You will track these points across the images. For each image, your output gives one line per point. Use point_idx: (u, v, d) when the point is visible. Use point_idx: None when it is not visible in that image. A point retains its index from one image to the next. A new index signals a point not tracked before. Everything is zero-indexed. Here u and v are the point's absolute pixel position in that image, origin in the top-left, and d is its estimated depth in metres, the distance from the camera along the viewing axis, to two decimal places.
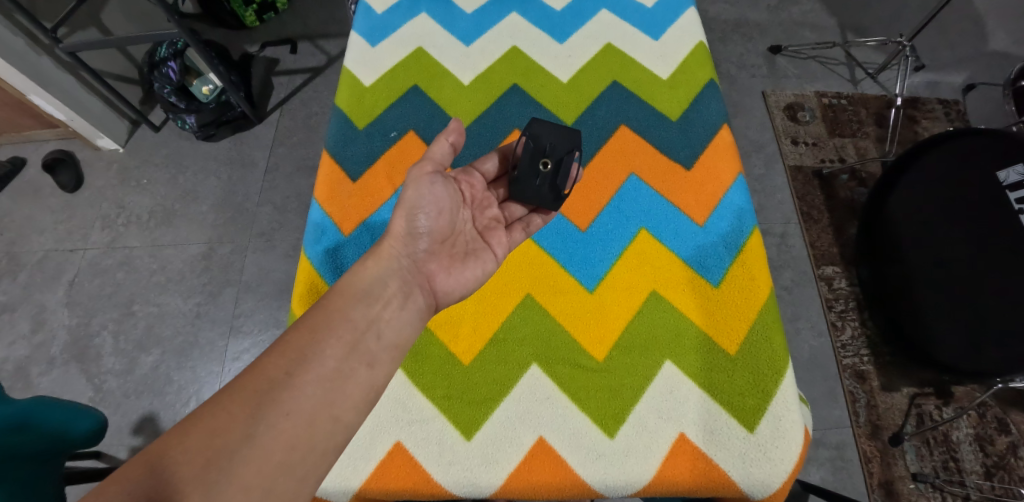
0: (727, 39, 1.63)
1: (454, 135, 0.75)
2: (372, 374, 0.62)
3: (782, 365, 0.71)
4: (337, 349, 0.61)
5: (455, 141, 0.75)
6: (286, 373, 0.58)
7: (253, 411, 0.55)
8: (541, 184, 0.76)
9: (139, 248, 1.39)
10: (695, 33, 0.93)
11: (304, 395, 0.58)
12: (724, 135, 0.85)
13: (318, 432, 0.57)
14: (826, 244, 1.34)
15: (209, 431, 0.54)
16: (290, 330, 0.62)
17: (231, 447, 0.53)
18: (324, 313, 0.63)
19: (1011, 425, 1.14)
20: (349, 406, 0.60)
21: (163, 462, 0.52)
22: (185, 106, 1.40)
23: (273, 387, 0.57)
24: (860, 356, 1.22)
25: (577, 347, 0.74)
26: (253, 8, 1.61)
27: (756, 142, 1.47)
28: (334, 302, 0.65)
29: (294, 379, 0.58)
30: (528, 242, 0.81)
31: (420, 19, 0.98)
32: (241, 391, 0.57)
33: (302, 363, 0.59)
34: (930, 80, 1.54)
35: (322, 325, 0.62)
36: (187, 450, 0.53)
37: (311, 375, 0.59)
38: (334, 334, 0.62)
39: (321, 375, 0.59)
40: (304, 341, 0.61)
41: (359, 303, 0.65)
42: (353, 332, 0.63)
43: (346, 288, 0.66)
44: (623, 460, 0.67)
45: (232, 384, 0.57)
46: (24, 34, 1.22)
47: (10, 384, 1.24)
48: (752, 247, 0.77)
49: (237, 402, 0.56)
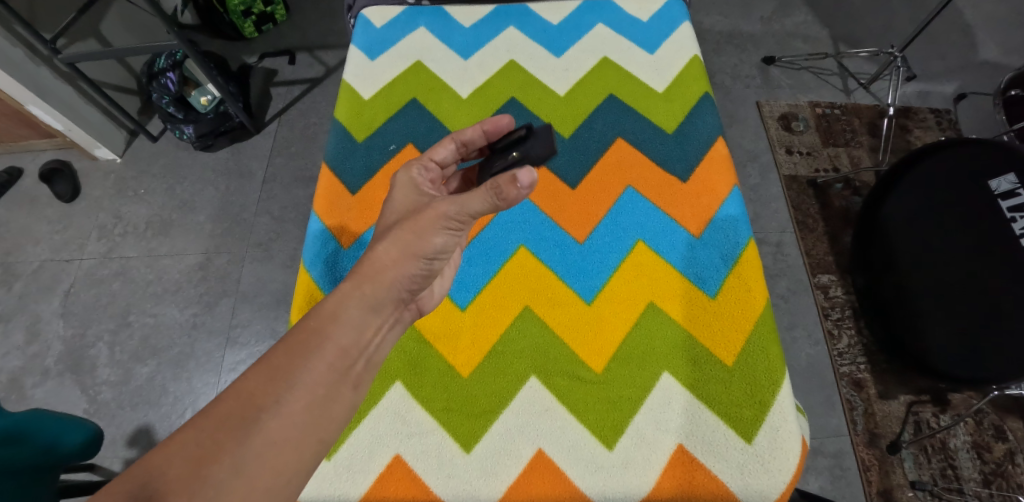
0: (721, 50, 1.66)
1: (505, 189, 0.61)
2: (357, 395, 0.58)
3: (779, 376, 0.71)
4: (324, 374, 0.55)
5: (501, 191, 0.61)
6: (278, 403, 0.53)
7: (240, 440, 0.51)
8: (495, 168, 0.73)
9: (135, 258, 1.39)
10: (689, 47, 0.94)
11: (297, 422, 0.53)
12: (719, 148, 0.86)
13: (305, 456, 0.53)
14: (821, 253, 1.35)
15: (195, 461, 0.49)
16: (277, 346, 0.56)
17: (219, 477, 0.49)
18: (310, 325, 0.57)
19: (1008, 432, 1.15)
20: (334, 430, 0.56)
21: (153, 490, 0.48)
22: (182, 117, 1.42)
23: (266, 414, 0.52)
24: (856, 363, 1.23)
25: (576, 359, 0.74)
26: (253, 19, 1.62)
27: (751, 152, 1.49)
28: (319, 319, 0.57)
29: (289, 407, 0.53)
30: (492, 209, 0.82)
31: (419, 33, 0.99)
32: (228, 416, 0.52)
33: (296, 391, 0.53)
34: (921, 89, 1.56)
35: (305, 344, 0.56)
36: (176, 482, 0.48)
37: (303, 401, 0.53)
38: (319, 357, 0.56)
39: (310, 400, 0.54)
40: (283, 356, 0.55)
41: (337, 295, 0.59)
42: (344, 353, 0.57)
43: (329, 308, 0.58)
44: (622, 472, 0.68)
45: (219, 402, 0.52)
46: (24, 46, 1.22)
47: (4, 395, 1.23)
48: (747, 259, 0.78)
49: (227, 431, 0.51)
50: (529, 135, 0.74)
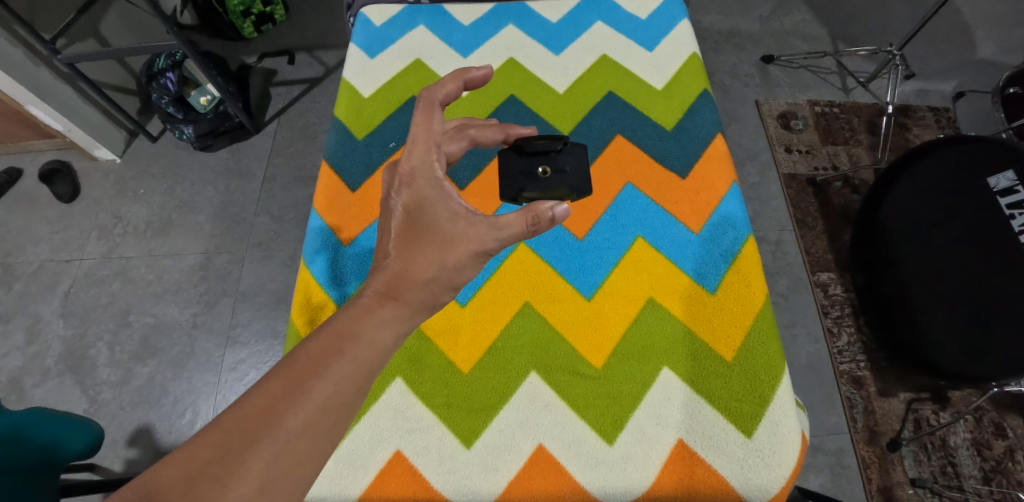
0: (719, 49, 1.66)
1: (543, 223, 0.62)
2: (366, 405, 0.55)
3: (779, 372, 0.72)
4: (348, 392, 0.53)
5: (539, 225, 0.63)
6: (304, 423, 0.50)
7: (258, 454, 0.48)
8: (524, 176, 0.72)
9: (135, 258, 1.39)
10: (688, 44, 0.95)
11: (322, 440, 0.51)
12: (718, 144, 0.86)
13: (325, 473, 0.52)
14: (821, 251, 1.35)
15: (211, 480, 0.47)
16: (299, 360, 0.53)
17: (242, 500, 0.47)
18: (334, 341, 0.55)
19: (1008, 429, 1.15)
20: None
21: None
22: (183, 116, 1.41)
23: (291, 434, 0.50)
24: (856, 361, 1.23)
25: (576, 354, 0.74)
26: (252, 19, 1.62)
27: (750, 151, 1.49)
28: (343, 332, 0.56)
29: (314, 426, 0.51)
30: (492, 201, 0.84)
31: (418, 31, 0.99)
32: (247, 431, 0.49)
33: (323, 411, 0.51)
34: (919, 88, 1.57)
35: (329, 359, 0.54)
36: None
37: (330, 419, 0.51)
38: (344, 374, 0.54)
39: (335, 418, 0.52)
40: (305, 371, 0.53)
41: (373, 322, 0.57)
42: (372, 375, 0.56)
43: (352, 323, 0.57)
44: (622, 467, 0.68)
45: (233, 414, 0.50)
46: (23, 46, 1.23)
47: (4, 396, 1.23)
48: (746, 255, 0.78)
49: (250, 449, 0.48)
50: (563, 150, 0.73)
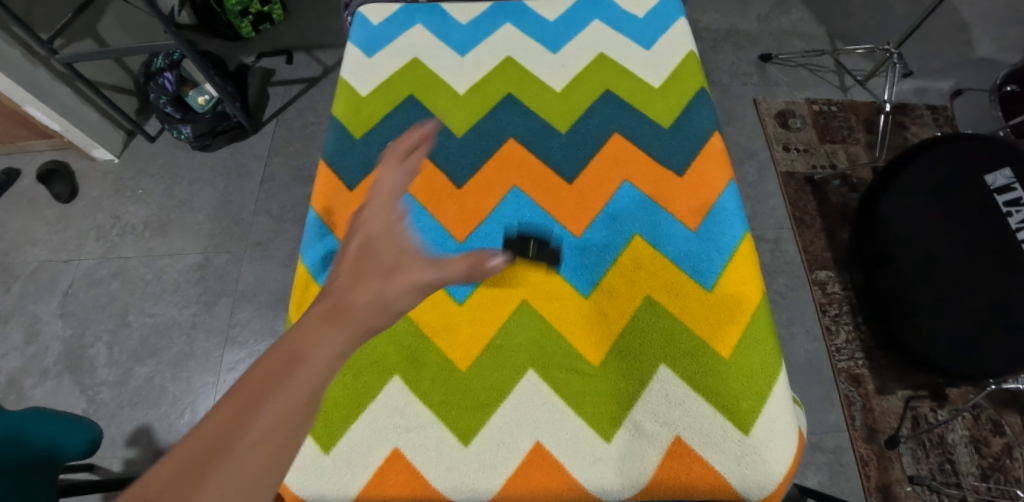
0: (718, 48, 1.66)
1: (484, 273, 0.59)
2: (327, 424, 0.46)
3: (774, 369, 0.72)
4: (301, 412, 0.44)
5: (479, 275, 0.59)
6: (249, 452, 0.41)
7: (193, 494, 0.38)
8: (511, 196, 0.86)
9: (134, 258, 1.39)
10: (685, 43, 0.95)
11: (273, 468, 0.42)
12: (716, 142, 0.86)
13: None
14: (819, 249, 1.35)
15: None
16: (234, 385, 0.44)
17: None
18: (276, 362, 0.46)
19: (1005, 426, 1.16)
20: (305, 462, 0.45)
21: None
22: (181, 116, 1.41)
23: (236, 464, 0.40)
24: (855, 359, 1.23)
25: (574, 352, 0.74)
26: (250, 19, 1.62)
27: (748, 150, 1.49)
28: (285, 350, 0.47)
29: (263, 453, 0.41)
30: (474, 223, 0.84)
31: (416, 30, 0.99)
32: (185, 466, 0.40)
33: (274, 432, 0.42)
34: (917, 86, 1.57)
35: (274, 379, 0.45)
36: None
37: (281, 442, 0.42)
38: (292, 392, 0.44)
39: (286, 442, 0.43)
40: (247, 392, 0.43)
41: (318, 339, 0.49)
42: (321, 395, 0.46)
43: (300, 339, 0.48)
44: (621, 465, 0.68)
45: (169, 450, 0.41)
46: (20, 46, 1.22)
47: (4, 396, 1.23)
48: (743, 253, 0.79)
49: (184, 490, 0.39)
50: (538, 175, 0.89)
